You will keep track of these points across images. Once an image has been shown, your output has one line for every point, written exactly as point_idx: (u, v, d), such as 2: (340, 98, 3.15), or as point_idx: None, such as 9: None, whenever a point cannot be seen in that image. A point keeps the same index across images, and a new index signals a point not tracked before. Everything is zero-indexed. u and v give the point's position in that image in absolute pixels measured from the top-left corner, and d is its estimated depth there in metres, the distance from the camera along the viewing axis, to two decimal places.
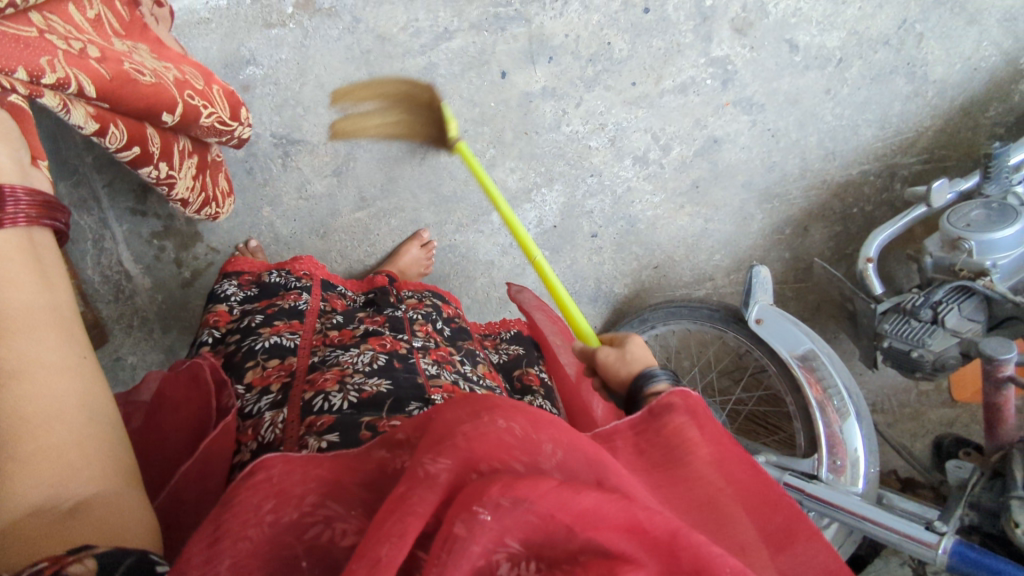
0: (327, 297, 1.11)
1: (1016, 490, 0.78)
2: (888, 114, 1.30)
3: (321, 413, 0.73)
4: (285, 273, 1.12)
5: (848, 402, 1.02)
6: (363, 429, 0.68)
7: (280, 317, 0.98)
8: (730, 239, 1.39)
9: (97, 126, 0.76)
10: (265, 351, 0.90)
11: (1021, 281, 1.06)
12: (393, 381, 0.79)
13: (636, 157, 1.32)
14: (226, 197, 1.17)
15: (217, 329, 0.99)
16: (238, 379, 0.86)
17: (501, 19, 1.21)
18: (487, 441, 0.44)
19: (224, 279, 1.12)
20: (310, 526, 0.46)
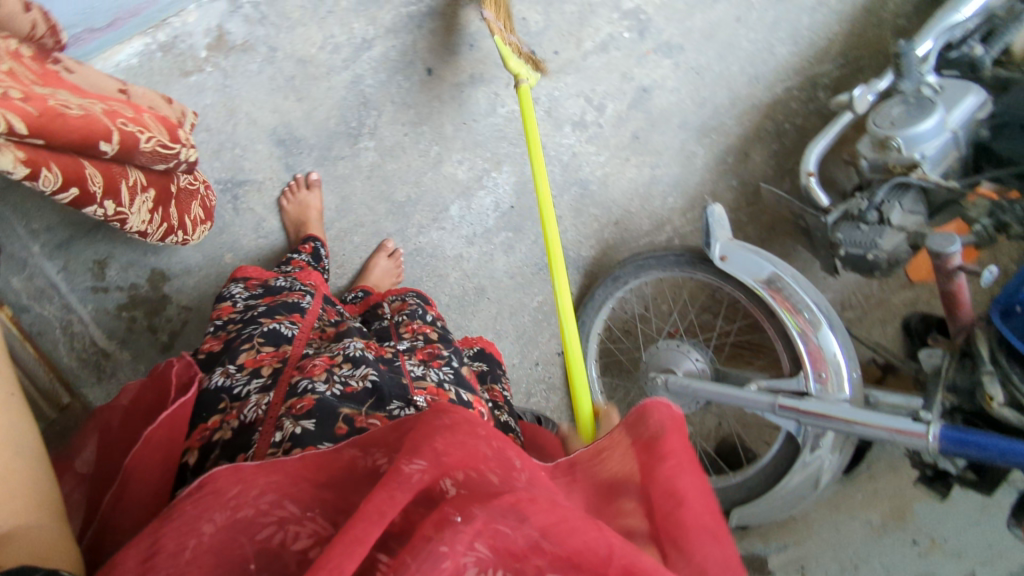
0: (327, 307, 1.08)
1: (984, 366, 0.89)
2: (797, 29, 1.37)
3: (304, 393, 0.77)
4: (290, 277, 1.12)
5: (818, 313, 1.09)
6: (341, 420, 0.72)
7: (281, 309, 1.01)
8: (679, 179, 1.43)
9: (29, 170, 0.74)
10: (263, 335, 0.93)
11: (947, 166, 1.13)
12: (379, 374, 0.83)
13: (574, 123, 1.37)
14: (199, 223, 1.16)
15: (220, 319, 1.02)
16: (233, 359, 0.89)
17: (415, 18, 1.22)
18: (459, 452, 0.50)
19: (233, 284, 1.11)
20: (263, 527, 0.48)
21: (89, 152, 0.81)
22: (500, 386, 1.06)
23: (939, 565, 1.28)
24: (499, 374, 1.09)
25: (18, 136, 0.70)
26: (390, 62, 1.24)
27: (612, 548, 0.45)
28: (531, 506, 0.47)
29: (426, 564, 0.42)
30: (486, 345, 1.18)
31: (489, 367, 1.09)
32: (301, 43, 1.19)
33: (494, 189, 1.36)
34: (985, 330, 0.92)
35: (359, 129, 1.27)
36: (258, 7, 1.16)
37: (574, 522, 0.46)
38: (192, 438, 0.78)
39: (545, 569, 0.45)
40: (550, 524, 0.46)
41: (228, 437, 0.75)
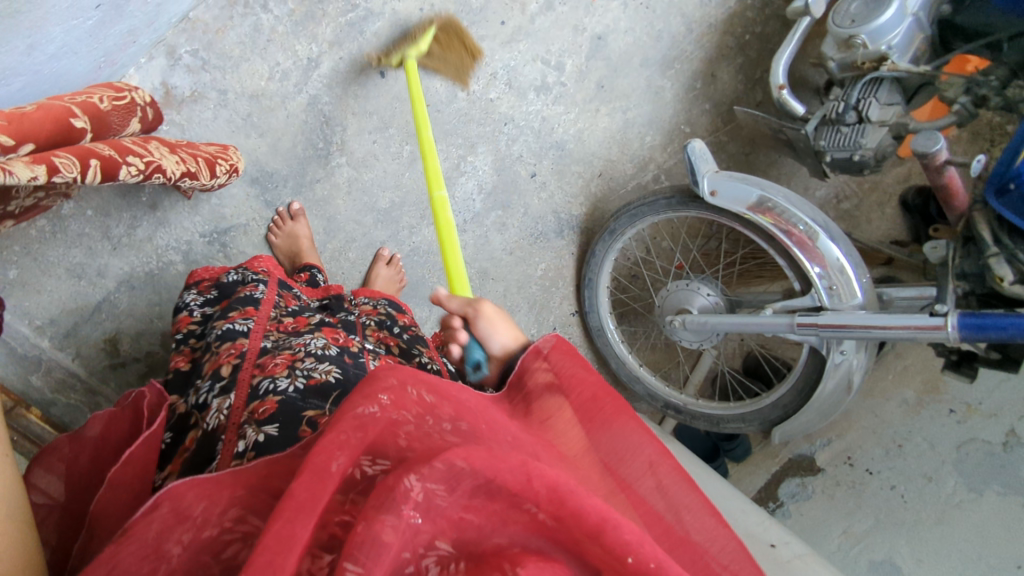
0: (283, 293, 1.08)
1: (990, 249, 0.91)
2: None
3: (266, 396, 0.77)
4: (241, 270, 1.10)
5: (812, 222, 1.10)
6: (304, 422, 0.71)
7: (234, 307, 0.99)
8: (652, 117, 1.42)
9: (45, 167, 0.77)
10: (218, 339, 0.92)
11: (914, 54, 1.11)
12: (342, 369, 0.83)
13: (537, 88, 1.33)
14: (227, 150, 1.14)
15: (179, 332, 1.02)
16: (200, 373, 0.90)
17: (355, 24, 1.19)
18: (379, 427, 0.50)
19: (186, 292, 1.10)
20: (228, 544, 0.46)
21: (73, 132, 0.84)
22: None
23: (979, 427, 1.32)
24: None
25: (12, 149, 0.74)
26: (342, 74, 1.22)
27: (541, 494, 0.46)
28: (468, 463, 0.46)
29: (369, 554, 0.40)
30: None
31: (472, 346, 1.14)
32: (249, 79, 1.18)
33: (474, 172, 1.35)
34: (984, 213, 0.94)
35: (327, 148, 1.26)
36: (197, 54, 1.14)
37: (505, 476, 0.46)
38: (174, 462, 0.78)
39: (483, 527, 0.46)
40: (487, 480, 0.46)
41: (196, 454, 0.76)
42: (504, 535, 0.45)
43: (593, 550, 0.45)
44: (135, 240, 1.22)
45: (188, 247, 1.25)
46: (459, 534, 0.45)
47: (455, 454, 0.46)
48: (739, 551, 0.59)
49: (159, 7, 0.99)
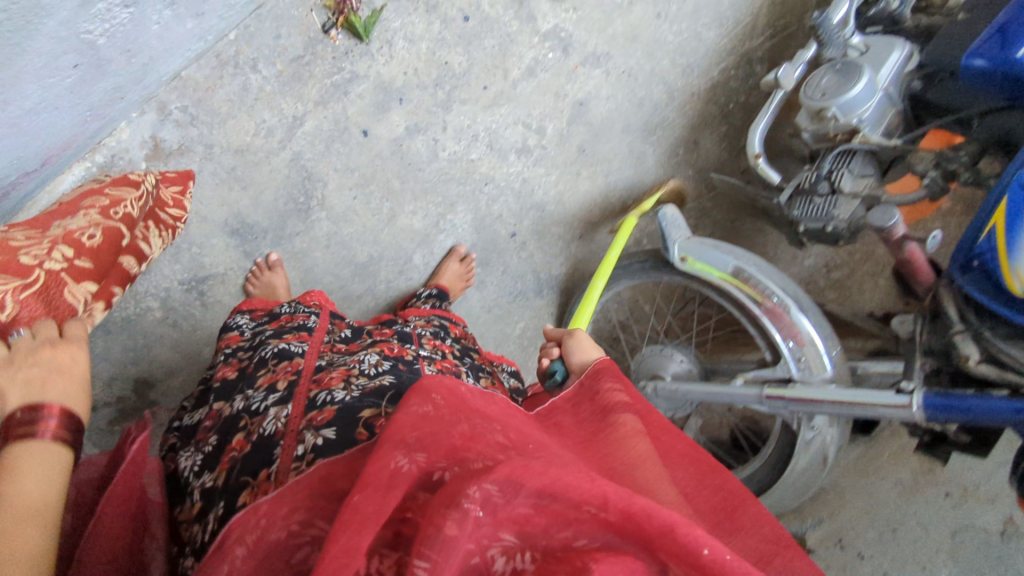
0: (335, 320, 1.17)
1: (955, 326, 0.89)
2: (721, 11, 1.33)
3: (324, 406, 0.80)
4: (294, 303, 1.20)
5: (785, 295, 1.08)
6: (360, 424, 0.76)
7: (289, 331, 1.07)
8: (634, 182, 1.44)
9: (108, 302, 1.00)
10: (275, 355, 0.98)
11: (889, 125, 1.07)
12: (395, 377, 0.90)
13: (518, 150, 1.35)
14: (180, 189, 1.17)
15: (229, 347, 1.10)
16: (253, 383, 0.94)
17: (340, 86, 1.23)
18: (442, 438, 0.57)
19: (238, 313, 1.21)
20: (298, 547, 0.55)
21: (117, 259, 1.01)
22: None
23: (976, 513, 1.26)
24: None
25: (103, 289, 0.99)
26: (324, 133, 1.26)
27: (606, 495, 0.51)
28: (524, 472, 0.52)
29: (436, 545, 0.49)
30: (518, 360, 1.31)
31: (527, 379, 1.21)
32: (235, 134, 1.22)
33: (453, 231, 1.40)
34: (949, 289, 0.92)
35: (308, 202, 1.30)
36: (186, 110, 1.19)
37: (563, 482, 0.52)
38: (222, 461, 0.80)
39: (548, 525, 0.53)
40: (545, 485, 0.52)
41: (248, 453, 0.78)
42: (572, 530, 0.53)
43: (661, 548, 0.50)
44: None
45: (166, 294, 1.29)
46: (521, 527, 0.53)
47: (505, 472, 0.52)
48: (784, 549, 0.64)
49: (146, 66, 1.00)
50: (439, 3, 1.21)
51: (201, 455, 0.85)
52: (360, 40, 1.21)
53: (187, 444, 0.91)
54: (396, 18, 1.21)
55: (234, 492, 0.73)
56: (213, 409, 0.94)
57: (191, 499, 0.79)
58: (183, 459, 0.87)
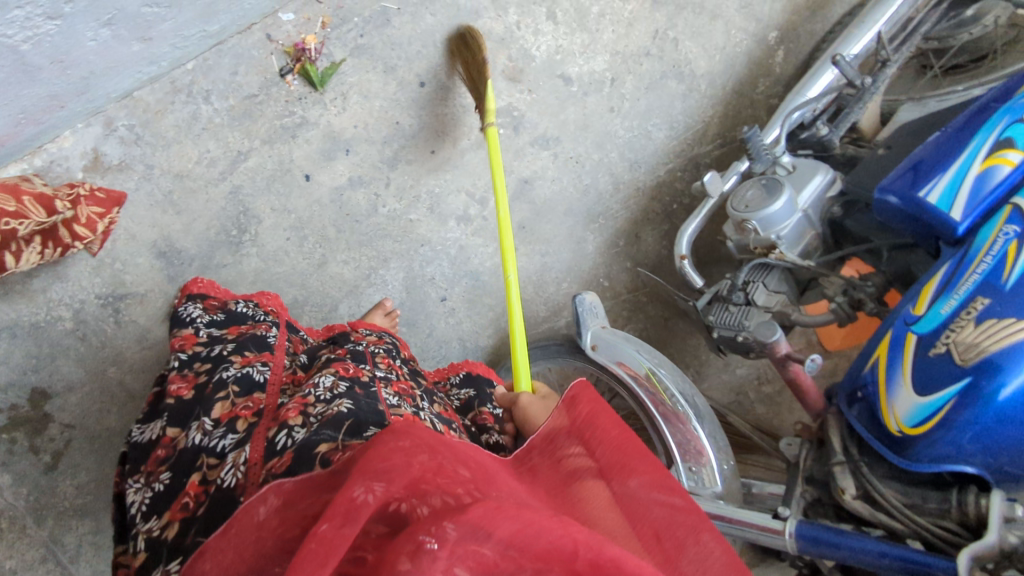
0: (292, 337, 1.12)
1: (835, 456, 0.79)
2: (673, 113, 1.44)
3: (284, 450, 0.71)
4: (252, 304, 1.16)
5: (687, 406, 1.05)
6: (318, 460, 0.65)
7: (249, 347, 1.01)
8: (571, 265, 1.45)
9: None
10: (235, 381, 0.92)
11: (806, 248, 1.04)
12: (354, 402, 0.78)
13: (458, 217, 1.39)
14: (105, 213, 1.19)
15: (184, 353, 1.03)
16: (207, 412, 0.87)
17: (289, 128, 1.27)
18: (407, 466, 0.48)
19: (189, 303, 1.16)
20: None
21: None
22: (488, 407, 1.07)
23: None
24: (485, 396, 1.11)
25: None
26: (267, 172, 1.28)
27: (577, 543, 0.43)
28: (498, 514, 0.43)
29: None
30: (471, 366, 1.21)
31: (477, 391, 1.11)
32: (177, 159, 1.24)
33: (383, 286, 1.39)
34: (837, 419, 0.82)
35: (240, 236, 1.30)
36: (132, 128, 1.21)
37: (535, 524, 0.43)
38: (174, 509, 0.77)
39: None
40: (517, 531, 0.43)
41: (205, 508, 0.73)
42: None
43: None
44: (28, 290, 1.23)
45: (80, 306, 1.26)
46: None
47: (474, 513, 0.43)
48: None
49: (87, 81, 1.04)
50: (397, 66, 1.28)
51: (152, 494, 0.83)
52: (315, 89, 1.26)
53: (139, 474, 0.89)
54: (353, 74, 1.27)
55: (186, 549, 0.70)
56: (167, 436, 0.91)
57: (139, 547, 0.77)
58: (135, 495, 0.86)
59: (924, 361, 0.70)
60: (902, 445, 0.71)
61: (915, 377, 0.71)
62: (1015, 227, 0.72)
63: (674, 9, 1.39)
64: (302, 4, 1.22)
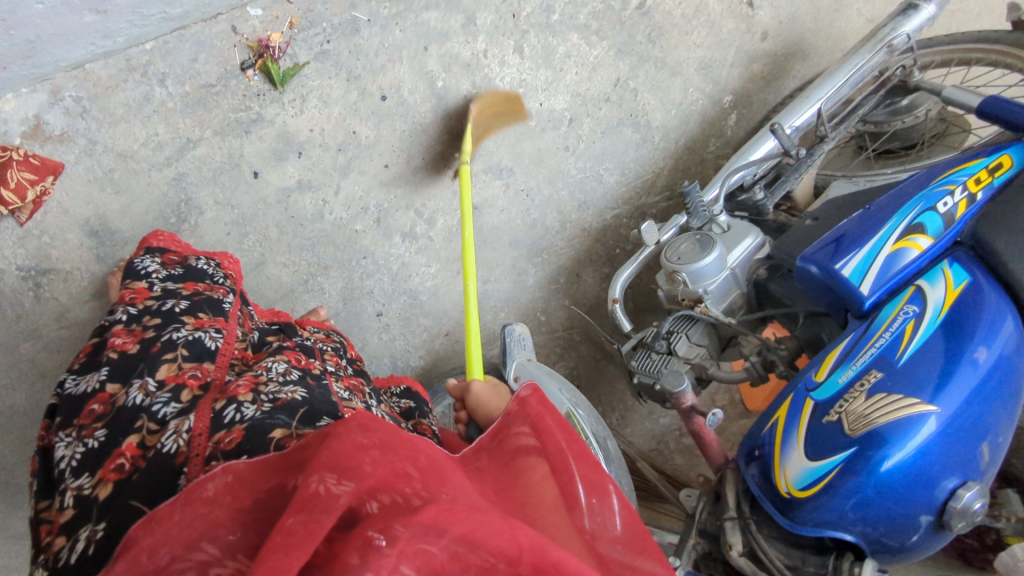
0: (246, 311, 1.08)
1: (727, 511, 0.78)
2: (625, 161, 1.49)
3: (231, 425, 0.69)
4: (213, 264, 1.13)
5: (597, 448, 1.03)
6: (271, 446, 0.63)
7: (204, 311, 0.98)
8: (510, 297, 1.48)
9: None
10: (187, 345, 0.87)
11: (731, 304, 1.07)
12: (307, 392, 0.77)
13: (405, 234, 1.39)
14: (37, 180, 1.16)
15: (133, 306, 0.97)
16: (152, 372, 0.82)
17: (243, 123, 1.25)
18: (367, 463, 0.48)
19: (145, 254, 1.11)
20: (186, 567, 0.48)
21: None
22: (427, 420, 1.03)
23: None
24: (425, 410, 1.07)
25: None
26: (214, 163, 1.26)
27: (522, 548, 0.44)
28: (450, 515, 0.45)
29: None
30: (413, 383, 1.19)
31: (417, 403, 1.08)
32: (123, 138, 1.21)
33: (319, 293, 1.38)
34: (736, 474, 0.82)
35: (178, 225, 1.27)
36: (79, 101, 1.18)
37: (486, 529, 0.44)
38: (106, 469, 0.71)
39: None
40: (469, 532, 0.44)
41: (138, 473, 0.68)
42: None
43: None
44: None
45: None
46: None
47: (430, 515, 0.44)
48: None
49: (32, 44, 1.03)
50: (361, 76, 1.28)
51: (82, 450, 0.76)
52: (275, 87, 1.25)
53: (67, 427, 0.81)
54: (315, 78, 1.26)
55: (117, 517, 0.64)
56: (105, 391, 0.83)
57: (63, 505, 0.70)
58: (61, 449, 0.79)
59: (819, 426, 0.72)
60: (788, 506, 0.72)
61: (810, 442, 0.72)
62: (915, 307, 0.76)
63: (638, 60, 1.44)
64: (272, 2, 1.22)
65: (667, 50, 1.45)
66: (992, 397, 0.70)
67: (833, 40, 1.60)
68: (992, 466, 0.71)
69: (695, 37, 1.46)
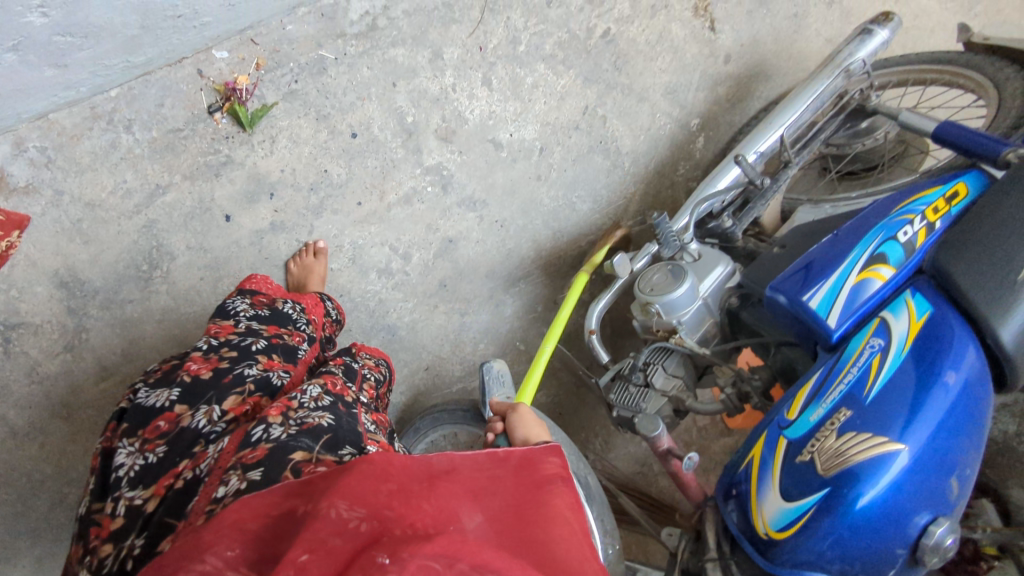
0: (318, 354, 1.11)
1: (709, 552, 0.79)
2: (596, 189, 1.51)
3: (257, 444, 0.74)
4: (299, 309, 1.16)
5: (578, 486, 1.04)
6: (289, 467, 0.69)
7: (278, 352, 1.00)
8: (489, 327, 1.52)
9: None
10: (257, 382, 0.90)
11: (704, 334, 1.08)
12: (335, 417, 0.81)
13: (380, 270, 1.39)
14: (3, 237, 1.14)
15: (216, 338, 0.98)
16: (218, 400, 0.86)
17: (212, 167, 1.25)
18: (382, 491, 0.54)
19: (239, 296, 1.14)
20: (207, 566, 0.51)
21: None
22: None
23: None
24: None
25: None
26: (185, 209, 1.25)
27: None
28: (458, 548, 0.50)
29: None
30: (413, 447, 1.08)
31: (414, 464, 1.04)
32: (90, 187, 1.20)
33: None
34: (715, 513, 0.83)
35: (150, 271, 1.26)
36: (44, 151, 1.17)
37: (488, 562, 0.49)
38: (158, 483, 0.77)
39: None
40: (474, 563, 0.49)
41: (176, 489, 0.74)
42: None
43: None
44: None
45: None
46: None
47: (439, 548, 0.49)
48: None
49: None
50: (330, 114, 1.28)
51: (142, 463, 0.80)
52: (243, 129, 1.25)
53: (132, 437, 0.84)
54: (284, 118, 1.26)
55: (155, 529, 0.72)
56: (173, 410, 0.85)
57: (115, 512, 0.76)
58: (122, 457, 0.82)
59: (792, 466, 0.73)
60: (766, 546, 0.74)
61: (783, 482, 0.73)
62: (879, 340, 0.78)
63: (605, 88, 1.46)
64: (238, 43, 1.23)
65: (634, 77, 1.47)
66: (957, 432, 0.72)
67: (794, 61, 1.63)
68: (962, 497, 0.72)
69: (660, 62, 1.49)
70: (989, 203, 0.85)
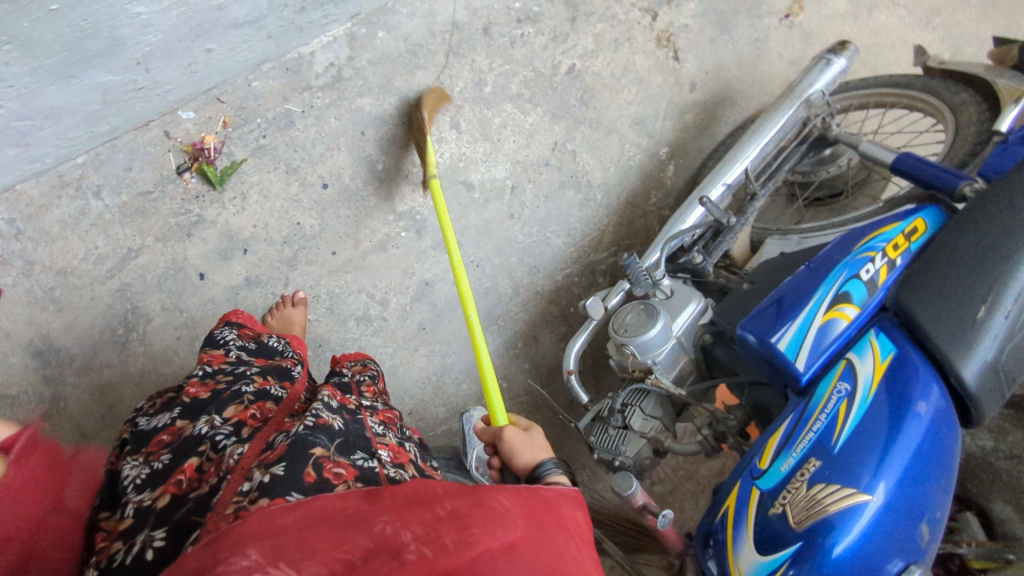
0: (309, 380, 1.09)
1: None
2: (570, 222, 1.51)
3: (275, 444, 0.68)
4: (283, 342, 1.13)
5: None
6: (309, 463, 0.64)
7: (273, 374, 0.99)
8: (470, 366, 1.46)
9: None
10: (256, 394, 0.89)
11: (680, 372, 1.09)
12: (344, 423, 0.76)
13: (359, 317, 1.37)
14: None
15: (208, 366, 0.98)
16: (220, 412, 0.84)
17: (184, 227, 1.25)
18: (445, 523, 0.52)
19: (226, 326, 1.13)
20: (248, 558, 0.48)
21: None
22: None
23: None
24: None
25: None
26: (159, 270, 1.25)
27: None
28: None
29: None
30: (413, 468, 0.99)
31: None
32: (62, 255, 1.21)
33: None
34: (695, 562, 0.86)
35: (126, 334, 1.24)
36: (13, 222, 1.19)
37: None
38: (167, 484, 0.73)
39: None
40: None
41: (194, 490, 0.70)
42: None
43: None
44: None
45: None
46: None
47: None
48: None
49: None
50: (299, 167, 1.29)
51: (148, 471, 0.77)
52: (213, 187, 1.25)
53: (137, 454, 0.83)
54: (254, 173, 1.27)
55: (176, 524, 0.66)
56: (175, 425, 0.85)
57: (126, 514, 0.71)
58: (128, 470, 0.79)
59: (766, 518, 0.74)
60: None
61: (757, 535, 0.74)
62: (846, 385, 0.79)
63: (573, 123, 1.47)
64: (203, 103, 1.24)
65: (600, 111, 1.49)
66: (924, 480, 0.73)
67: (758, 84, 1.64)
68: (933, 541, 0.74)
69: (625, 95, 1.51)
70: (944, 240, 0.86)
